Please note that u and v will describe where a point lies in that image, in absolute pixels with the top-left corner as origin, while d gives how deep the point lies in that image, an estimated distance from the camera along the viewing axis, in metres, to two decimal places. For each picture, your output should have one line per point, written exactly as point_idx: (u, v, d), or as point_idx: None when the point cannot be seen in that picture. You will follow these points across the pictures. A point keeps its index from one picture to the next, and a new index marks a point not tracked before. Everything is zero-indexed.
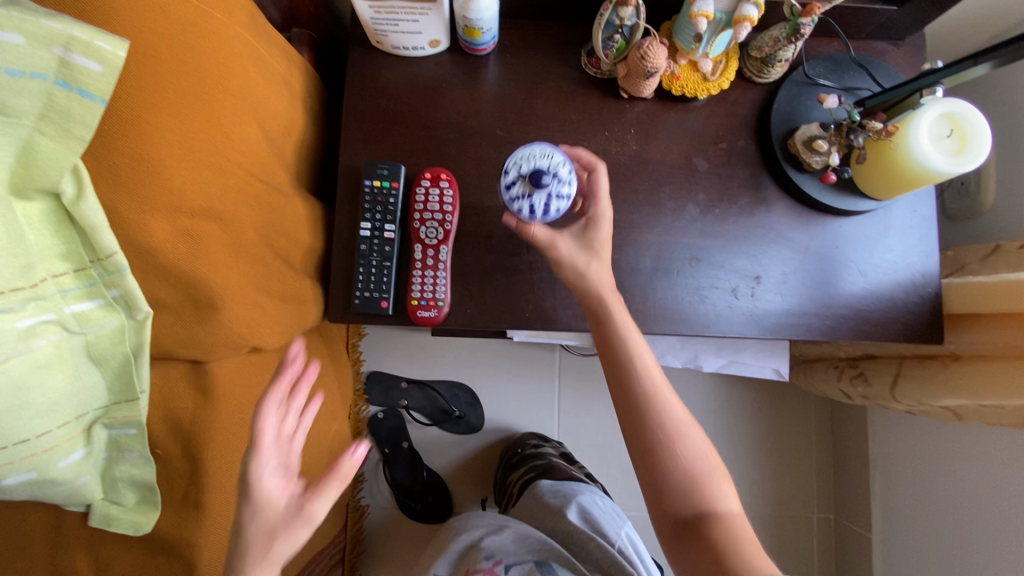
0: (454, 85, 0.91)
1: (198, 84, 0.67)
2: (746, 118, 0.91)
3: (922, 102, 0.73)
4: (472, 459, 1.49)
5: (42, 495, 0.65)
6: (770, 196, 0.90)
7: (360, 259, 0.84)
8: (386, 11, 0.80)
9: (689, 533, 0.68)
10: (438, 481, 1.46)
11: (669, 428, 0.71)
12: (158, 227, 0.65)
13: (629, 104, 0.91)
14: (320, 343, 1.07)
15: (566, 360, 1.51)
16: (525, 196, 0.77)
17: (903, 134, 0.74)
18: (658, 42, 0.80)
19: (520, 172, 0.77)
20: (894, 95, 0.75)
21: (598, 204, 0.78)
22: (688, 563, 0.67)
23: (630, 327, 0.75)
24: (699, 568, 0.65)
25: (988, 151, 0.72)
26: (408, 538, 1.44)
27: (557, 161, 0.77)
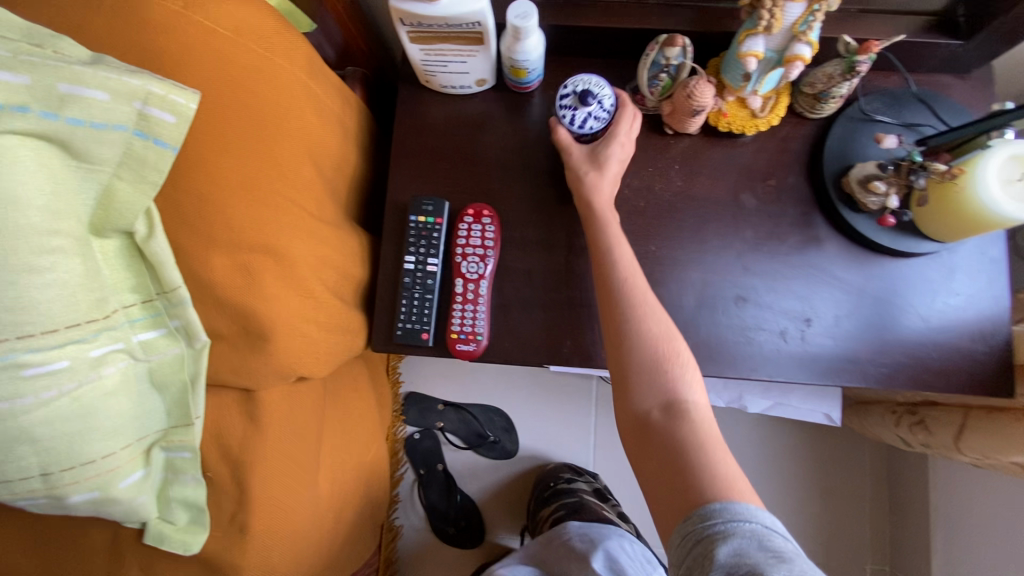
0: (499, 121, 0.93)
1: (259, 126, 0.71)
2: (797, 154, 0.89)
3: (990, 143, 0.69)
4: (506, 485, 1.49)
5: (104, 512, 0.69)
6: (821, 235, 0.87)
7: (404, 291, 0.86)
8: (435, 54, 0.83)
9: (653, 420, 0.70)
10: (472, 506, 1.47)
11: (650, 331, 0.74)
12: (219, 262, 0.69)
13: (674, 139, 0.90)
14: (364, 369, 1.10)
15: (603, 388, 1.49)
16: (570, 110, 0.83)
17: (970, 177, 0.70)
18: (705, 81, 0.80)
19: (575, 91, 0.83)
20: (961, 134, 0.71)
21: (618, 127, 0.84)
22: (649, 451, 0.70)
23: (621, 243, 0.80)
24: (659, 454, 0.68)
25: None
26: (439, 561, 1.45)
27: (608, 92, 0.83)
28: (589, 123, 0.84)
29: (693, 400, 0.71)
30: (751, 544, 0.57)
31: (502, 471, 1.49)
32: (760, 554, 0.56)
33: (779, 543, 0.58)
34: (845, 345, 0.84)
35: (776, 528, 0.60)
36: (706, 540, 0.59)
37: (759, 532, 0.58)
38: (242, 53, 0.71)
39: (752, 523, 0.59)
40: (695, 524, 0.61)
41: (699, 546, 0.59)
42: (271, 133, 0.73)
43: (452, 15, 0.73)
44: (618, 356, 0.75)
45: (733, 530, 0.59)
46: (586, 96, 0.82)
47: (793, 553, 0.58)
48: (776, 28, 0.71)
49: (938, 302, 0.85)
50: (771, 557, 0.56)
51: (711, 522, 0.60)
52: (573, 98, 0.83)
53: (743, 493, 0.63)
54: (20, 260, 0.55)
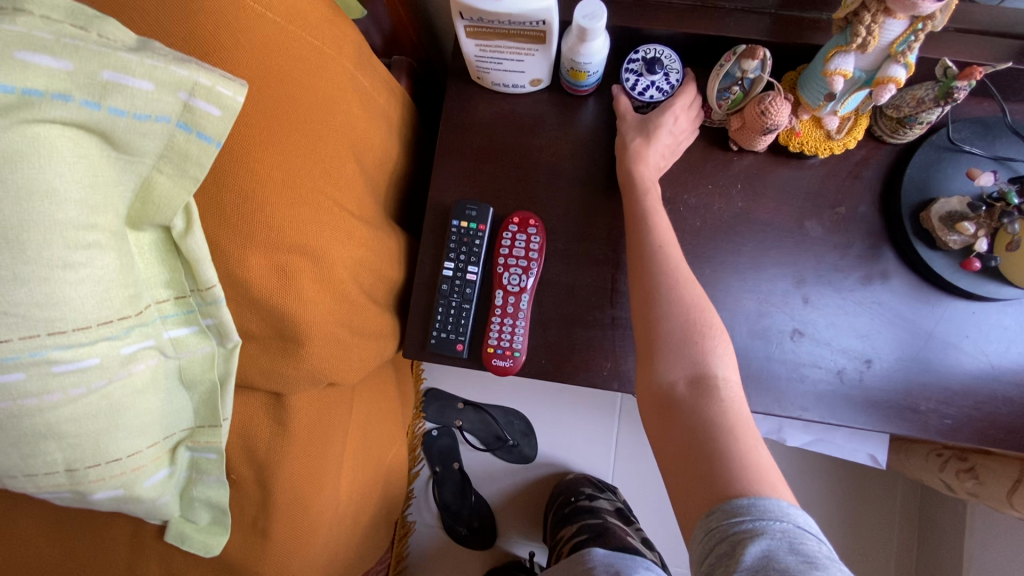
0: (551, 124, 0.88)
1: (303, 119, 0.67)
2: (871, 181, 0.82)
3: None
4: (521, 489, 1.47)
5: (127, 508, 0.68)
6: (891, 271, 0.81)
7: (441, 299, 0.82)
8: (492, 49, 0.78)
9: (680, 393, 0.66)
10: (485, 508, 1.45)
11: (685, 298, 0.71)
12: (256, 262, 0.65)
13: (737, 156, 0.85)
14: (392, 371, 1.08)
15: (628, 400, 1.45)
16: (635, 75, 0.81)
17: None
18: (782, 98, 0.74)
19: (645, 58, 0.81)
20: None
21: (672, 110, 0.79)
22: (671, 426, 0.66)
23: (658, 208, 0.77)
24: (683, 430, 0.64)
25: None
26: (449, 560, 1.45)
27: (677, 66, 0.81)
28: (649, 93, 0.82)
29: (722, 375, 0.67)
30: (782, 547, 0.54)
31: (519, 476, 1.48)
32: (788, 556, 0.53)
33: (811, 547, 0.55)
34: (907, 393, 0.78)
35: (808, 529, 0.57)
36: (735, 539, 0.55)
37: (789, 534, 0.55)
38: (291, 43, 0.67)
39: (782, 521, 0.56)
40: (722, 516, 0.57)
41: (727, 541, 0.56)
42: (314, 128, 0.69)
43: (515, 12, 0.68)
44: (647, 321, 0.71)
45: (763, 529, 0.55)
46: (655, 65, 0.80)
47: (826, 558, 0.54)
48: (872, 47, 0.64)
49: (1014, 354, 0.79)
50: (801, 561, 0.53)
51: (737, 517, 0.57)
52: (641, 64, 0.81)
53: (773, 485, 0.60)
54: (56, 255, 0.52)
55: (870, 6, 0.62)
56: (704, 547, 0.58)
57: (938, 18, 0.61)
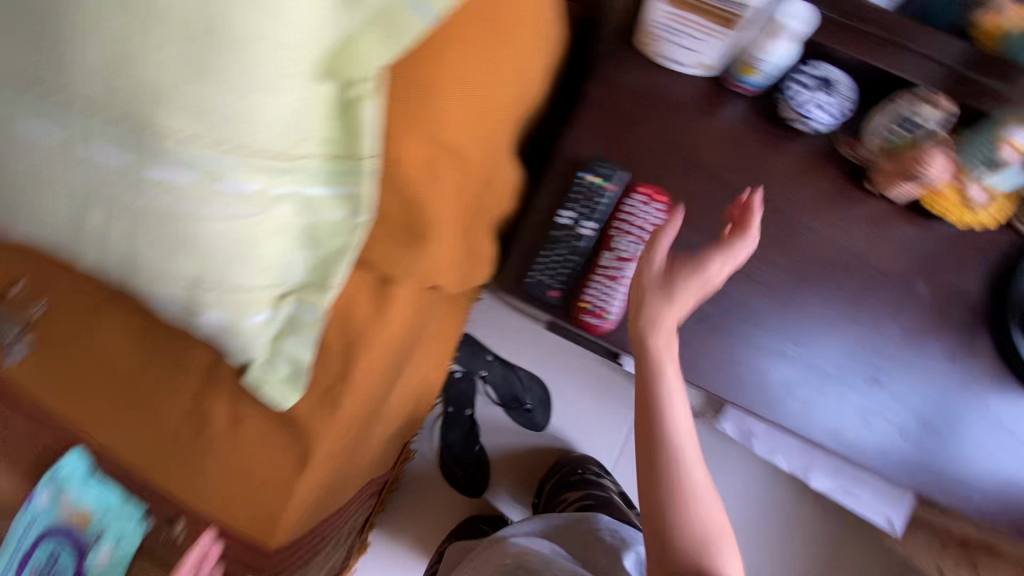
0: (701, 112, 0.88)
1: (494, 27, 0.68)
2: (991, 263, 0.83)
3: None
4: (523, 452, 1.50)
5: (223, 337, 0.70)
6: (982, 352, 0.82)
7: (550, 244, 0.84)
8: (678, 22, 0.79)
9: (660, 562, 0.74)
10: (485, 458, 1.49)
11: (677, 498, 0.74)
12: (412, 144, 0.68)
13: (870, 199, 0.85)
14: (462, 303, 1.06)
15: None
16: (803, 87, 0.81)
17: None
18: (946, 152, 0.76)
19: (819, 74, 0.81)
20: None
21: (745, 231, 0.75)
22: None
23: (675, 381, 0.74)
24: None
25: None
26: (437, 496, 1.49)
27: (849, 94, 0.81)
28: (809, 109, 0.82)
29: (704, 513, 0.75)
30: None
31: (524, 440, 1.50)
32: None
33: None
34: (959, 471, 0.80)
35: None
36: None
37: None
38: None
39: None
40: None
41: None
42: (500, 39, 0.69)
43: None
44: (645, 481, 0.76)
45: None
46: (829, 85, 0.81)
47: None
48: None
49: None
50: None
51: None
52: (813, 80, 0.81)
53: None
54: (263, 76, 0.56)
55: None
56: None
57: None
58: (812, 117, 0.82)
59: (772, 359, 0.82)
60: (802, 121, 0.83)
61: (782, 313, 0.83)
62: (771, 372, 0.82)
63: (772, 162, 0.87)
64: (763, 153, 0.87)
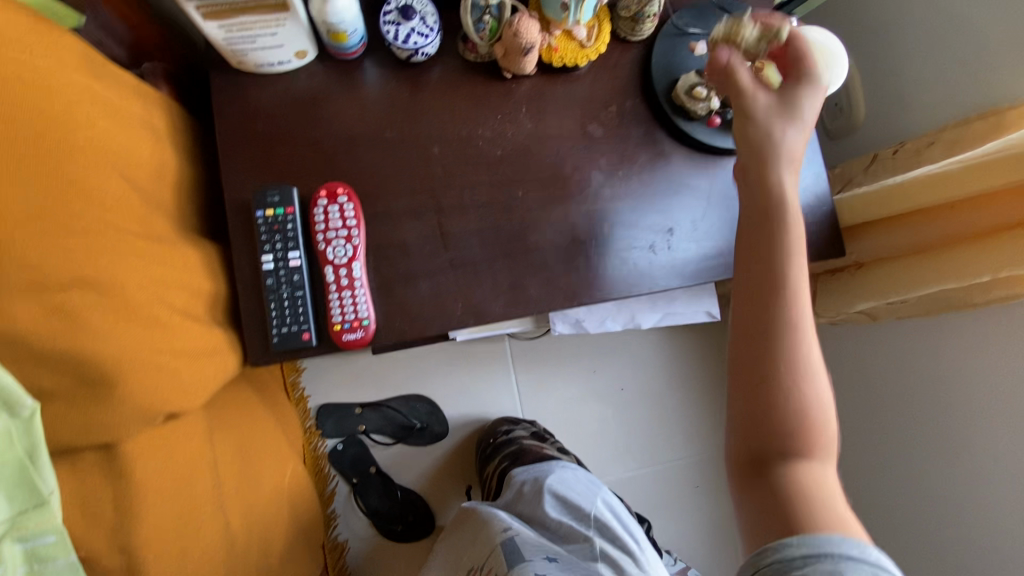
0: (335, 95, 0.87)
1: (74, 125, 0.66)
2: (629, 78, 0.93)
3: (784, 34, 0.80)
4: (438, 467, 1.47)
5: None
6: (666, 149, 0.93)
7: (270, 295, 0.79)
8: (239, 28, 0.75)
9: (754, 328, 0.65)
10: (414, 497, 1.44)
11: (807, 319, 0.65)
12: (27, 309, 0.59)
13: (514, 83, 0.91)
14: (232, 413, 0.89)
15: (519, 366, 1.53)
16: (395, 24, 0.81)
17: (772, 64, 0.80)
18: (527, 17, 0.80)
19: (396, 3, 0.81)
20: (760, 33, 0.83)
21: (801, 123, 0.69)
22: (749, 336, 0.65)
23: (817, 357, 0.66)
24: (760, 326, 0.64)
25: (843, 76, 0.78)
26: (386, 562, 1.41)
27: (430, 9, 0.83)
28: (412, 41, 0.82)
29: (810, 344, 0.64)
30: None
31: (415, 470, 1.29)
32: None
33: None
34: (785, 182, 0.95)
35: None
36: (809, 556, 0.54)
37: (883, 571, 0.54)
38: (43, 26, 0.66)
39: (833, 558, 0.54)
40: (791, 538, 0.56)
41: (791, 557, 0.55)
42: (91, 138, 0.68)
43: None
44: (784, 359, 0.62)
45: None
46: (409, 10, 0.80)
47: None
48: None
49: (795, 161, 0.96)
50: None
51: (805, 539, 0.56)
52: (396, 14, 0.81)
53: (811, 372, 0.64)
54: None
55: None
56: (763, 560, 0.57)
57: None
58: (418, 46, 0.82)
59: (538, 257, 0.89)
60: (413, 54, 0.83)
61: (520, 220, 0.89)
62: (549, 263, 0.89)
63: (419, 102, 0.89)
64: (409, 98, 0.89)
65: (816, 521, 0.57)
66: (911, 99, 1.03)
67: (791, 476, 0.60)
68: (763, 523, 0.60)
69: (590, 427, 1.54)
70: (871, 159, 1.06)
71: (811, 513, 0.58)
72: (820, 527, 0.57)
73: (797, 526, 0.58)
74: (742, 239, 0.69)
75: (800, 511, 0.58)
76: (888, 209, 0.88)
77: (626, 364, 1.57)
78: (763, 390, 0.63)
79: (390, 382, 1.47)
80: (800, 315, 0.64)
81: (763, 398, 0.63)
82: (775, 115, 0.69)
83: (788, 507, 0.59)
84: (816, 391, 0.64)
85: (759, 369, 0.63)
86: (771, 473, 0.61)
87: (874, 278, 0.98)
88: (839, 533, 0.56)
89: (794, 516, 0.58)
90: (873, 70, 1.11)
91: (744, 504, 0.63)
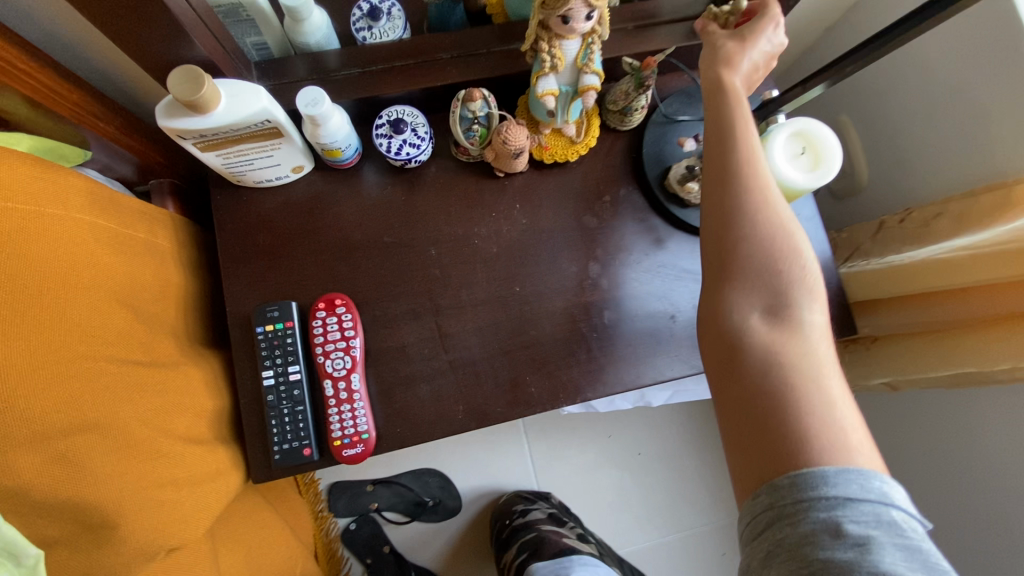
0: (332, 203, 0.89)
1: (77, 269, 0.68)
2: (621, 167, 0.94)
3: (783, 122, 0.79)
4: (452, 544, 1.44)
5: None
6: (663, 234, 0.93)
7: (271, 410, 0.79)
8: (237, 156, 0.77)
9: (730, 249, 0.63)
10: None
11: (781, 230, 0.62)
12: (28, 461, 0.60)
13: (507, 180, 0.92)
14: (242, 524, 0.88)
15: (532, 433, 1.51)
16: (386, 137, 0.83)
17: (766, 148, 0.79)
18: (516, 124, 0.82)
19: (387, 117, 0.84)
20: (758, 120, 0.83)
21: (756, 32, 0.71)
22: (721, 261, 0.64)
23: (797, 257, 0.62)
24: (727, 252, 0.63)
25: (835, 170, 0.78)
26: None
27: (421, 119, 0.86)
28: (405, 151, 0.84)
29: (797, 277, 0.62)
30: (885, 534, 0.52)
31: None
32: (841, 546, 0.51)
33: (937, 553, 0.53)
34: None
35: None
36: (800, 502, 0.53)
37: (882, 511, 0.53)
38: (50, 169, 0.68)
39: (833, 494, 0.53)
40: (780, 478, 0.55)
41: (783, 503, 0.54)
42: (96, 278, 0.70)
43: (234, 119, 0.66)
44: (751, 267, 0.62)
45: None
46: (400, 124, 0.83)
47: None
48: (561, 65, 0.75)
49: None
50: (854, 549, 0.51)
51: (795, 478, 0.54)
52: (388, 127, 0.83)
53: (779, 270, 0.62)
54: None
55: (542, 36, 0.72)
56: (758, 506, 0.56)
57: (599, 30, 0.72)
58: (411, 155, 0.85)
59: (539, 354, 0.87)
60: (406, 162, 0.86)
61: (519, 316, 0.88)
62: (550, 359, 0.87)
63: (415, 205, 0.90)
64: (405, 201, 0.90)
65: (799, 414, 0.56)
66: (915, 164, 1.01)
67: (768, 347, 0.59)
68: (745, 434, 0.58)
69: (607, 496, 1.50)
70: (877, 226, 1.04)
71: (793, 394, 0.57)
72: (810, 430, 0.55)
73: (779, 422, 0.56)
74: (706, 112, 0.69)
75: (779, 387, 0.57)
76: (897, 289, 0.87)
77: (641, 430, 1.53)
78: (757, 288, 0.62)
79: (402, 457, 1.46)
80: (760, 180, 0.64)
81: (749, 302, 0.62)
82: (731, 49, 0.71)
83: (769, 386, 0.58)
84: (797, 259, 0.62)
85: (744, 268, 0.62)
86: (750, 355, 0.60)
87: (888, 353, 0.95)
88: (832, 466, 0.54)
89: (770, 395, 0.57)
90: (872, 135, 1.10)
91: (723, 409, 0.62)
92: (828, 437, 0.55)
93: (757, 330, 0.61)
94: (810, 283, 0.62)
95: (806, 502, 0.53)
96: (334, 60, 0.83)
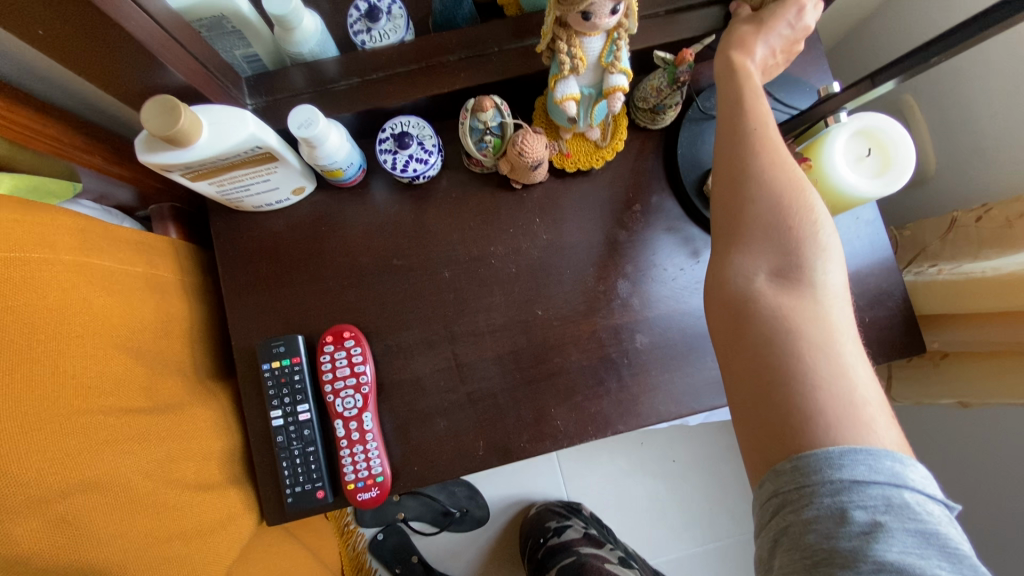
0: (338, 225, 0.82)
1: (73, 317, 0.63)
2: (652, 172, 0.84)
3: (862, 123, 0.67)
4: (480, 555, 1.41)
5: None
6: (700, 246, 0.83)
7: (281, 452, 0.75)
8: (231, 182, 0.71)
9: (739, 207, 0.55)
10: None
11: (797, 188, 0.55)
12: (28, 527, 0.56)
13: (525, 191, 0.83)
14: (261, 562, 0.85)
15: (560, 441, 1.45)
16: (391, 152, 0.76)
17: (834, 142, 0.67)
18: (532, 134, 0.73)
19: (392, 131, 0.76)
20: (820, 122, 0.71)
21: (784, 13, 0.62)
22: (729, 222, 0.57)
23: (816, 217, 0.54)
24: (737, 210, 0.56)
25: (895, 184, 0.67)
26: None
27: (427, 131, 0.78)
28: (412, 167, 0.77)
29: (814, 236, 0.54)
30: (894, 520, 0.45)
31: None
32: (846, 533, 0.44)
33: (955, 538, 0.45)
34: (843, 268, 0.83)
35: None
36: (803, 487, 0.46)
37: (892, 493, 0.46)
38: (36, 208, 0.62)
39: (838, 477, 0.46)
40: (782, 461, 0.48)
41: (785, 488, 0.47)
42: (92, 323, 0.66)
43: (220, 149, 0.60)
44: (761, 225, 0.54)
45: None
46: (405, 137, 0.75)
47: None
48: (582, 66, 0.65)
49: (852, 250, 0.84)
50: (859, 538, 0.44)
51: (798, 461, 0.47)
52: (392, 141, 0.76)
53: (792, 230, 0.54)
54: None
55: (560, 34, 0.63)
56: (760, 493, 0.50)
57: (626, 24, 0.62)
58: (418, 171, 0.77)
59: (566, 384, 0.80)
60: (415, 178, 0.78)
61: (543, 342, 0.81)
62: (577, 388, 0.80)
63: (426, 222, 0.83)
64: (415, 219, 0.83)
65: (804, 388, 0.48)
66: (994, 152, 0.88)
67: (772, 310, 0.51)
68: (753, 412, 0.51)
69: (640, 505, 1.44)
70: (948, 225, 0.91)
71: (799, 363, 0.49)
72: (818, 404, 0.48)
73: (785, 394, 0.49)
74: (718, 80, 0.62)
75: (784, 358, 0.50)
76: (976, 305, 0.76)
77: (676, 435, 1.46)
78: (764, 246, 0.54)
79: None
80: (775, 136, 0.56)
81: (756, 263, 0.54)
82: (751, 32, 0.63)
83: (774, 356, 0.50)
84: (811, 216, 0.54)
85: (754, 227, 0.55)
86: (754, 321, 0.52)
87: (961, 372, 0.84)
88: (838, 445, 0.46)
89: (775, 368, 0.50)
90: (942, 118, 0.97)
91: (729, 381, 0.54)
92: (837, 411, 0.47)
93: (765, 291, 0.53)
94: (825, 241, 0.54)
95: (806, 486, 0.46)
96: (331, 69, 0.75)
